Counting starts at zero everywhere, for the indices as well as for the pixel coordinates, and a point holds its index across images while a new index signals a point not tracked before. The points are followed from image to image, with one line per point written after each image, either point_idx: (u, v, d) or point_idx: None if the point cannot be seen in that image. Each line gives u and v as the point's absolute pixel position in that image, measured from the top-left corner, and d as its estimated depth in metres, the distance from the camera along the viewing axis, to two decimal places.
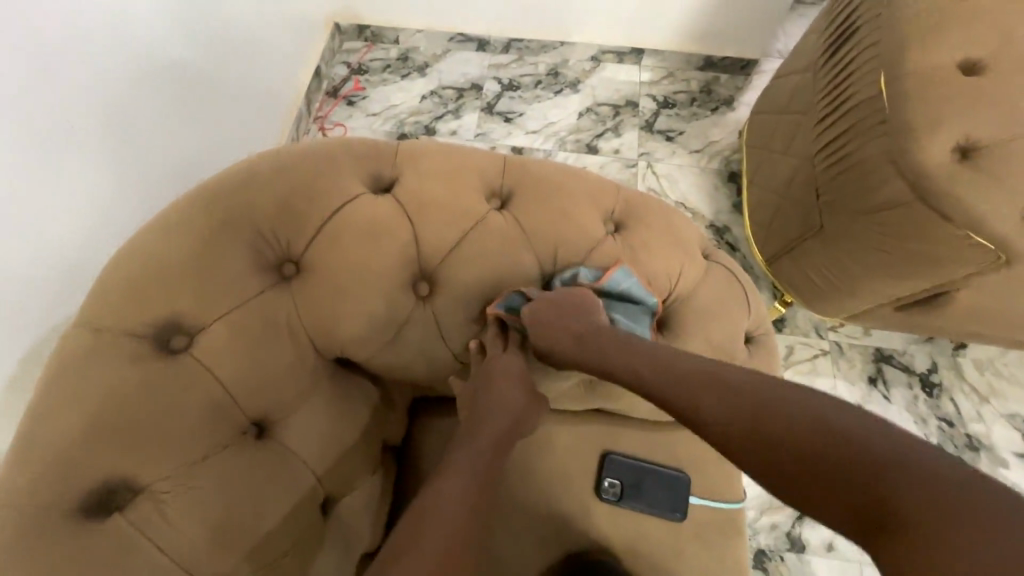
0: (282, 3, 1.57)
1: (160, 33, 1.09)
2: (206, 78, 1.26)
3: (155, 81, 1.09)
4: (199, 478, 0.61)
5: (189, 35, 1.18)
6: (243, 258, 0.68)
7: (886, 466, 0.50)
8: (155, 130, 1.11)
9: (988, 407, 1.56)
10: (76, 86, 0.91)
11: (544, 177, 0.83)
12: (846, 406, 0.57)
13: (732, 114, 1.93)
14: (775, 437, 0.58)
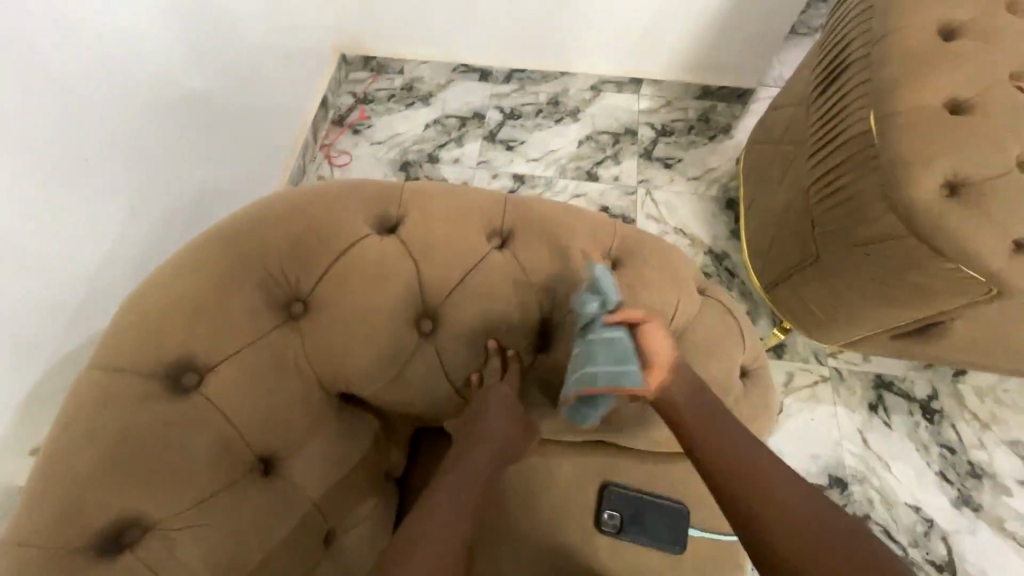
0: (289, 37, 1.63)
1: (166, 64, 1.14)
2: (212, 112, 1.30)
3: (161, 109, 1.13)
4: (207, 517, 0.63)
5: (195, 71, 1.23)
6: (252, 298, 0.70)
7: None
8: (161, 155, 1.15)
9: (990, 434, 1.56)
10: (87, 127, 0.95)
11: (543, 215, 0.85)
12: (850, 515, 0.69)
13: (729, 142, 1.97)
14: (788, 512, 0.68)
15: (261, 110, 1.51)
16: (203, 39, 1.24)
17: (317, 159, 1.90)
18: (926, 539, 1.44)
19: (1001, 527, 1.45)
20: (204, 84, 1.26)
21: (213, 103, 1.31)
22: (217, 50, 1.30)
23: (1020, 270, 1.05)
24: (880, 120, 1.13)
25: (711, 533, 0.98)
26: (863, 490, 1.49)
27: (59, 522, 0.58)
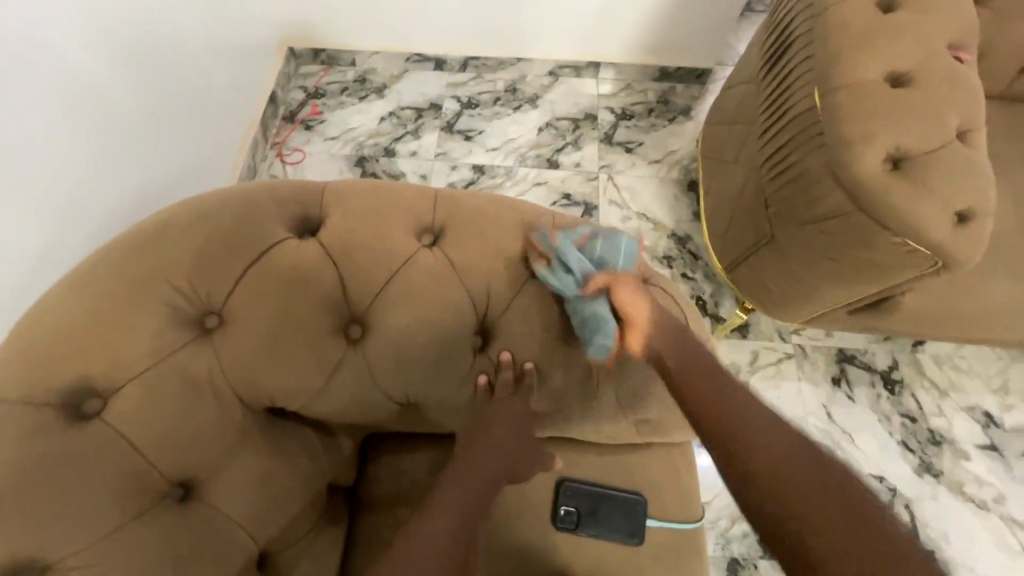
0: (232, 31, 1.55)
1: (106, 63, 1.09)
2: (157, 115, 1.25)
3: (103, 106, 1.09)
4: (116, 550, 0.60)
5: (134, 72, 1.17)
6: (159, 315, 0.66)
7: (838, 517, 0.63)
8: (106, 154, 1.10)
9: (948, 401, 1.59)
10: (19, 136, 0.91)
11: (475, 209, 0.82)
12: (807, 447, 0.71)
13: (689, 123, 1.95)
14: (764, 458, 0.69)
15: (214, 106, 1.47)
16: (140, 37, 1.18)
17: (268, 158, 1.82)
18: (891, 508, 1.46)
19: (961, 491, 1.48)
20: (146, 86, 1.20)
21: (159, 105, 1.25)
22: (157, 48, 1.23)
23: (962, 242, 1.06)
24: (823, 96, 1.11)
25: (670, 523, 0.97)
26: None
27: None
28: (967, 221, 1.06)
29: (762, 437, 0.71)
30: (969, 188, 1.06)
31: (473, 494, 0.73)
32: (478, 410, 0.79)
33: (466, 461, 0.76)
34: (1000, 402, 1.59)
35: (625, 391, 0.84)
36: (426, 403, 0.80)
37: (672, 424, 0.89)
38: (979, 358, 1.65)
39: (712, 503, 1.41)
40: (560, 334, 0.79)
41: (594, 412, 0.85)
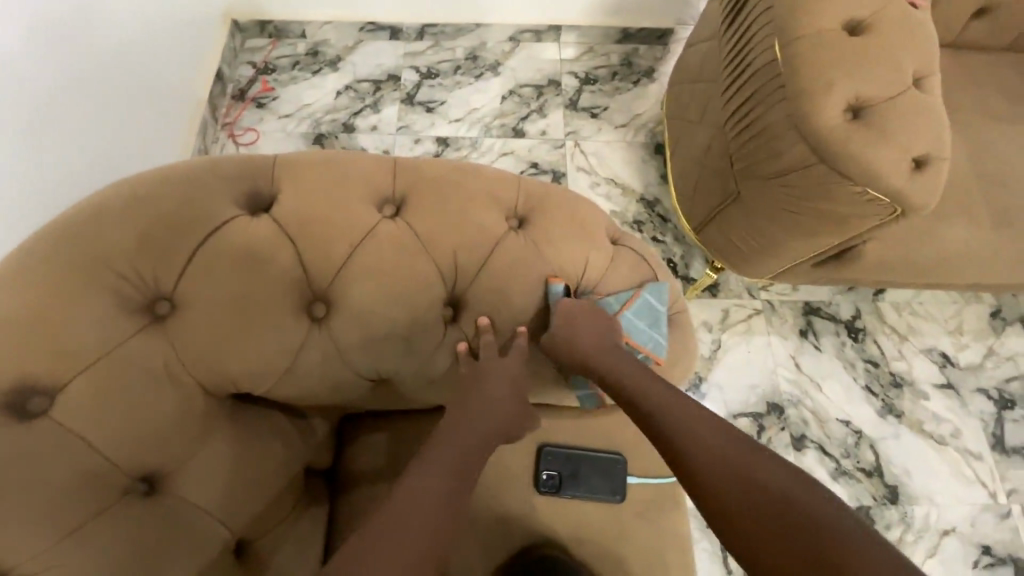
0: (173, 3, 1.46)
1: (35, 43, 1.00)
2: (94, 96, 1.16)
3: (36, 90, 1.01)
4: (83, 546, 0.57)
5: (69, 51, 1.09)
6: (103, 304, 0.62)
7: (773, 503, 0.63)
8: (40, 142, 1.02)
9: (908, 344, 1.66)
10: None
11: (438, 178, 0.80)
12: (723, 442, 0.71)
13: (654, 84, 1.93)
14: (722, 471, 0.67)
15: (156, 85, 1.38)
16: (68, 12, 1.08)
17: (220, 139, 1.73)
18: (856, 449, 1.53)
19: (920, 428, 1.56)
20: (82, 70, 1.12)
21: (97, 90, 1.17)
22: (90, 29, 1.14)
23: (919, 188, 1.08)
24: (783, 48, 1.11)
25: (650, 479, 0.99)
26: (798, 412, 1.56)
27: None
28: (923, 167, 1.08)
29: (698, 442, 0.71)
30: (925, 135, 1.07)
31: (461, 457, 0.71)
32: (472, 372, 0.77)
33: (458, 428, 0.74)
34: (955, 342, 1.67)
35: None
36: (399, 379, 0.78)
37: None
38: (936, 303, 1.72)
39: None
40: (531, 300, 0.78)
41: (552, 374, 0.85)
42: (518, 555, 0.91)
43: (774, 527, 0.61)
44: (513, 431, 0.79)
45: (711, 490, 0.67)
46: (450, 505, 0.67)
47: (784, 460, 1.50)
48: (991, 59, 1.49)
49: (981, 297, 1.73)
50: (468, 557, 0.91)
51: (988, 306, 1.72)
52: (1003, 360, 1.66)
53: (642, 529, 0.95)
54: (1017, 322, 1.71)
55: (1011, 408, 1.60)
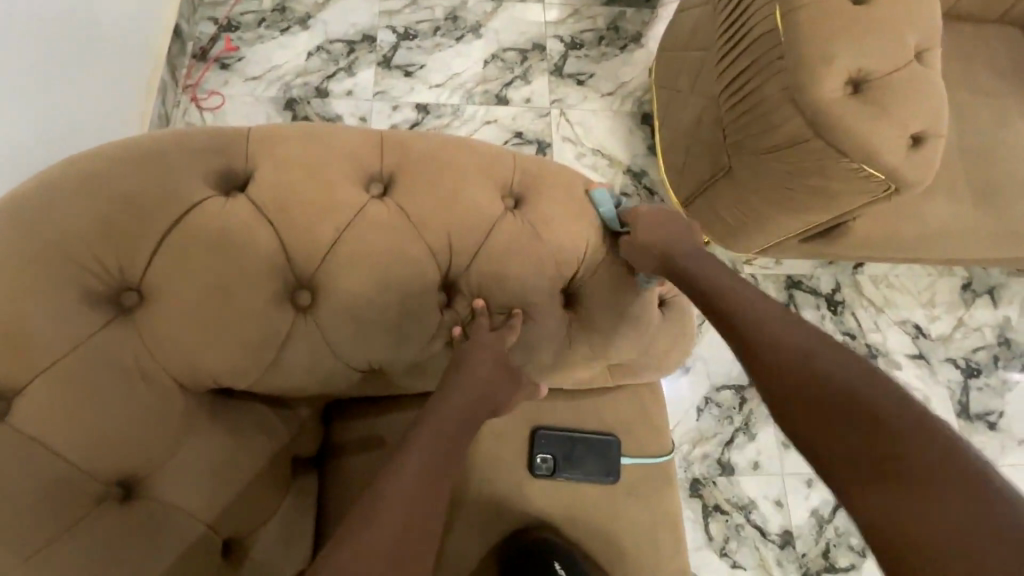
0: None
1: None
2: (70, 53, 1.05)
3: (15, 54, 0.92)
4: (56, 560, 0.54)
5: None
6: (61, 298, 0.56)
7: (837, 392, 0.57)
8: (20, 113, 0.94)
9: (884, 317, 1.70)
10: None
11: (425, 153, 0.74)
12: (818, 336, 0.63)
13: (641, 51, 1.85)
14: (786, 364, 0.62)
15: (124, 52, 1.28)
16: None
17: (181, 103, 1.61)
18: None
19: None
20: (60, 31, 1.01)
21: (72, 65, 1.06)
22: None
23: (915, 165, 1.07)
24: (785, 16, 1.06)
25: (642, 459, 0.99)
26: None
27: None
28: (920, 144, 1.07)
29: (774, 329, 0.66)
30: (923, 110, 1.06)
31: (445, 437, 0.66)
32: (461, 354, 0.72)
33: (437, 408, 0.68)
34: (928, 314, 1.71)
35: (599, 341, 0.80)
36: (389, 369, 0.74)
37: (647, 365, 0.87)
38: (912, 276, 1.75)
39: (677, 429, 1.41)
40: (528, 285, 0.74)
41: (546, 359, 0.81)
42: (512, 539, 0.91)
43: (842, 422, 0.55)
44: (499, 403, 0.73)
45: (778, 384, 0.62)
46: (432, 485, 0.62)
47: (764, 430, 1.42)
48: (980, 31, 1.47)
49: (954, 269, 1.77)
50: (461, 541, 0.90)
51: (960, 279, 1.76)
52: (971, 331, 1.71)
53: (634, 509, 0.96)
54: (985, 294, 1.75)
55: (976, 375, 1.67)
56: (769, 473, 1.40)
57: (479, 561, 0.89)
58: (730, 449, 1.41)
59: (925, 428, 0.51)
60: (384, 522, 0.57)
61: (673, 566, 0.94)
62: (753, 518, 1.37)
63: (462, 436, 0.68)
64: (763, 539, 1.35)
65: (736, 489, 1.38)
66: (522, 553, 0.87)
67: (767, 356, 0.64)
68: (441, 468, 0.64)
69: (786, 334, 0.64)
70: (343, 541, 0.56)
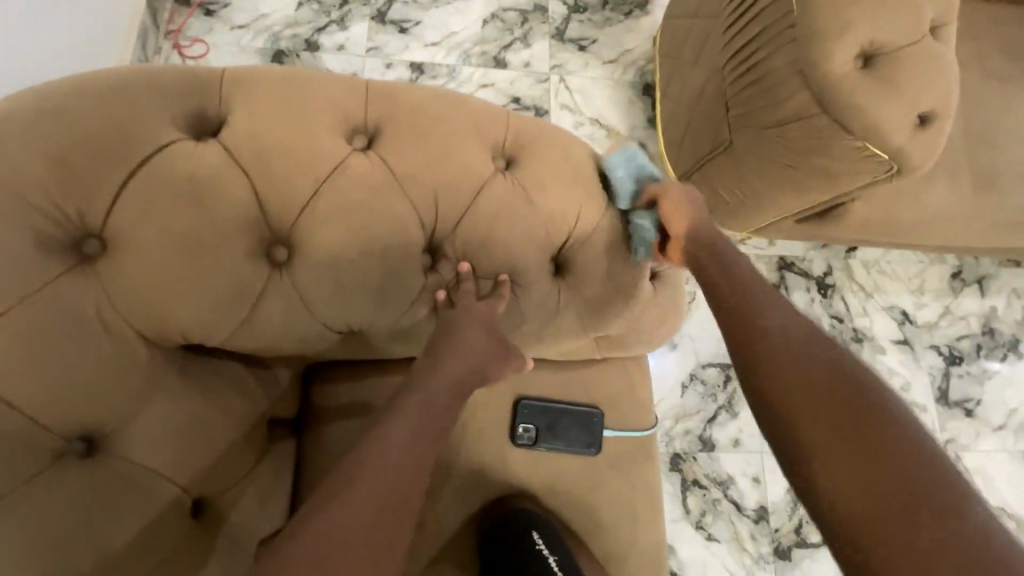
0: None
1: None
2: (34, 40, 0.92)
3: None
4: (9, 514, 0.52)
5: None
6: (13, 242, 0.52)
7: (821, 383, 0.58)
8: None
9: (872, 302, 1.69)
10: None
11: (413, 106, 0.70)
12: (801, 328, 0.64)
13: (646, 18, 1.78)
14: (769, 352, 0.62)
15: None
16: None
17: (163, 49, 1.53)
18: None
19: None
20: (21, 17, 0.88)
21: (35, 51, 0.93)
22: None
23: (920, 145, 1.05)
24: None
25: (625, 433, 0.98)
26: None
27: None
28: (927, 123, 1.05)
29: (758, 313, 0.66)
30: (933, 89, 1.03)
31: (429, 405, 0.64)
32: (448, 323, 0.70)
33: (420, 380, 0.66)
34: (916, 300, 1.72)
35: (587, 311, 0.78)
36: (369, 332, 0.72)
37: (636, 339, 0.85)
38: (903, 262, 1.74)
39: (661, 404, 1.41)
40: (517, 252, 0.72)
41: (533, 333, 0.78)
42: (491, 507, 0.91)
43: (827, 411, 0.56)
44: (489, 374, 0.71)
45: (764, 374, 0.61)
46: (417, 453, 0.60)
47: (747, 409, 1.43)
48: (995, 12, 1.43)
49: (945, 257, 1.76)
50: (440, 507, 0.89)
51: (950, 267, 1.76)
52: (957, 319, 1.72)
53: (613, 481, 0.96)
54: (974, 283, 1.76)
55: (958, 363, 1.68)
56: (748, 450, 1.42)
57: (457, 527, 0.89)
58: (711, 426, 1.42)
59: (921, 464, 0.51)
60: (365, 486, 0.56)
61: (649, 537, 0.95)
62: (730, 494, 1.38)
63: (448, 403, 0.66)
64: (738, 513, 1.38)
65: (716, 464, 1.39)
66: (502, 523, 0.87)
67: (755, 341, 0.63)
68: (424, 436, 0.62)
69: (770, 321, 0.64)
70: (337, 513, 0.54)
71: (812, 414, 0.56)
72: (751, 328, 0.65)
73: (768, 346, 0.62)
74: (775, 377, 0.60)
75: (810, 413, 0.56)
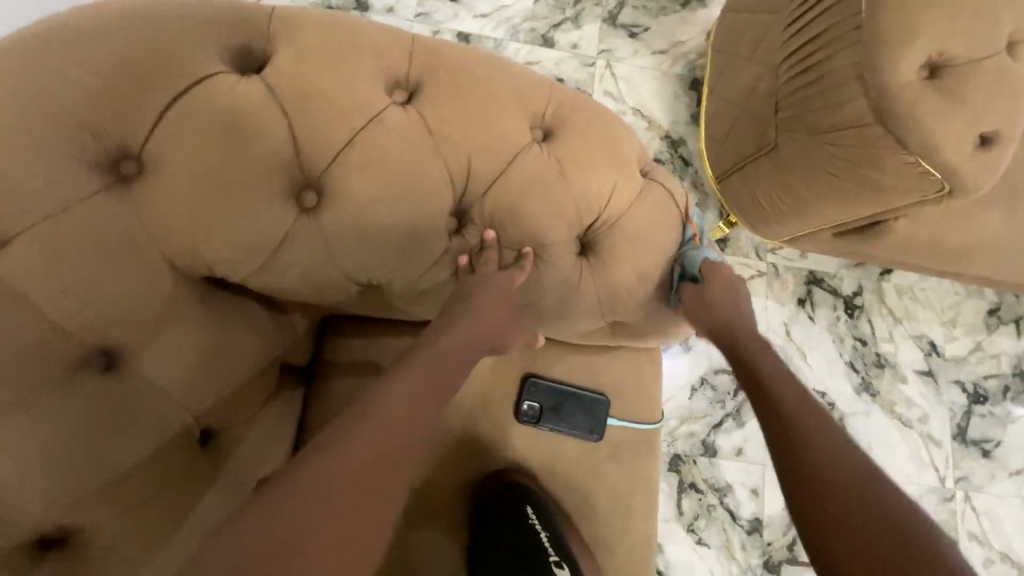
0: None
1: None
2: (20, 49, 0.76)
3: None
4: (28, 413, 0.54)
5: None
6: (57, 154, 0.54)
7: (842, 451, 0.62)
8: None
9: (900, 328, 1.64)
10: None
11: (458, 66, 0.69)
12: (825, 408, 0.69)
13: (703, 11, 1.72)
14: (800, 419, 0.67)
15: None
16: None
17: None
18: None
19: (891, 410, 1.59)
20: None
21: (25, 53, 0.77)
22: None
23: (976, 167, 1.00)
24: None
25: (628, 423, 0.98)
26: None
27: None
28: (988, 145, 1.00)
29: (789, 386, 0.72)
30: (1000, 109, 0.98)
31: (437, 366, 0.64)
32: (468, 287, 0.69)
33: (432, 339, 0.67)
34: (946, 333, 1.65)
35: (607, 296, 0.77)
36: (389, 288, 0.72)
37: (653, 330, 0.84)
38: (939, 291, 1.68)
39: (667, 403, 1.40)
40: (544, 226, 0.71)
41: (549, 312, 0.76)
42: (489, 479, 0.91)
43: (850, 473, 0.60)
44: (501, 343, 0.72)
45: (793, 430, 0.66)
46: (421, 409, 0.61)
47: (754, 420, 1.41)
48: None
49: (983, 291, 1.69)
50: (437, 471, 0.90)
51: (988, 302, 1.69)
52: (988, 357, 1.65)
53: (612, 470, 0.96)
54: (1011, 322, 1.69)
55: (981, 402, 1.62)
56: (750, 460, 1.40)
57: (452, 493, 0.90)
58: (716, 432, 1.40)
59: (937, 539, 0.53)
60: (361, 439, 0.56)
61: (641, 529, 0.95)
62: (726, 501, 1.37)
63: (458, 364, 0.66)
64: (732, 522, 1.37)
65: (715, 470, 1.38)
66: (501, 497, 0.88)
67: (790, 407, 0.68)
68: (431, 395, 0.62)
69: (803, 398, 0.69)
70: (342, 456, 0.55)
71: (834, 473, 0.60)
72: (784, 393, 0.70)
73: (798, 410, 0.68)
74: (808, 443, 0.64)
75: (830, 474, 0.60)
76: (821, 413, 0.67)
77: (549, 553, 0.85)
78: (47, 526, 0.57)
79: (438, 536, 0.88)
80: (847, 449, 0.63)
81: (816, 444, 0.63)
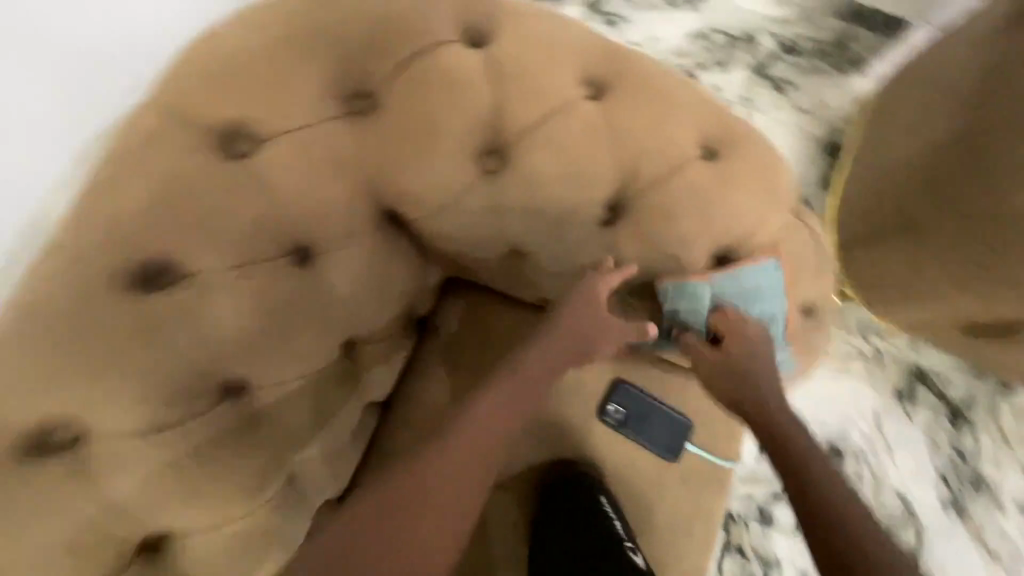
0: None
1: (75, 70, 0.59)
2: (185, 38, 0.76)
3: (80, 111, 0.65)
4: (237, 282, 0.62)
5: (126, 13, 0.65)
6: (318, 81, 0.65)
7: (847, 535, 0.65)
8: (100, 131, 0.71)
9: (1012, 453, 1.39)
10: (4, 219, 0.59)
11: (645, 76, 0.75)
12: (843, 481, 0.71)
13: (857, 80, 1.55)
14: (811, 493, 0.69)
15: None
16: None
17: None
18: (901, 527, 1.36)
19: (978, 540, 1.36)
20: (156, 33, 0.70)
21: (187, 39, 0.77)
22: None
23: None
24: None
25: (706, 456, 0.97)
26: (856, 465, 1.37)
27: (88, 261, 0.57)
28: None
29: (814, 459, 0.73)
30: None
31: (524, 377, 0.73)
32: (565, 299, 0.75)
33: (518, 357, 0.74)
34: None
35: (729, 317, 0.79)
36: (533, 259, 0.78)
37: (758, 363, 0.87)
38: None
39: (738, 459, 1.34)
40: (691, 235, 0.75)
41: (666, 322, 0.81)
42: (554, 468, 0.97)
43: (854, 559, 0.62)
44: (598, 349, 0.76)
45: (804, 506, 0.69)
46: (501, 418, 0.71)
47: None
48: None
49: None
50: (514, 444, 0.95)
51: None
52: None
53: (678, 493, 0.96)
54: None
55: None
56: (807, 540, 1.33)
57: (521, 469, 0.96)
58: (776, 502, 1.34)
59: None
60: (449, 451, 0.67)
61: (695, 561, 0.94)
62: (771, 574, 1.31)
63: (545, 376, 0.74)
64: None
65: (766, 541, 1.32)
66: (563, 486, 0.95)
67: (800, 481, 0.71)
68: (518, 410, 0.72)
69: (823, 471, 0.71)
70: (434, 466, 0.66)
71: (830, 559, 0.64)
72: (800, 461, 0.73)
73: (814, 485, 0.70)
74: (812, 521, 0.67)
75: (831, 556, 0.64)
76: (834, 491, 0.69)
77: (622, 537, 0.96)
78: (221, 385, 0.64)
79: (511, 510, 0.95)
80: (853, 531, 0.65)
81: (823, 523, 0.66)
